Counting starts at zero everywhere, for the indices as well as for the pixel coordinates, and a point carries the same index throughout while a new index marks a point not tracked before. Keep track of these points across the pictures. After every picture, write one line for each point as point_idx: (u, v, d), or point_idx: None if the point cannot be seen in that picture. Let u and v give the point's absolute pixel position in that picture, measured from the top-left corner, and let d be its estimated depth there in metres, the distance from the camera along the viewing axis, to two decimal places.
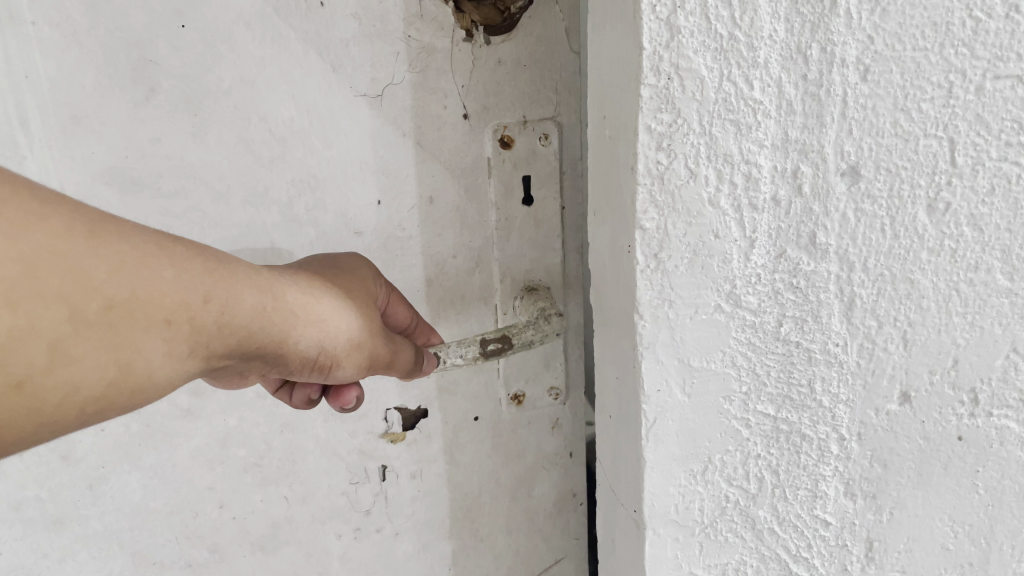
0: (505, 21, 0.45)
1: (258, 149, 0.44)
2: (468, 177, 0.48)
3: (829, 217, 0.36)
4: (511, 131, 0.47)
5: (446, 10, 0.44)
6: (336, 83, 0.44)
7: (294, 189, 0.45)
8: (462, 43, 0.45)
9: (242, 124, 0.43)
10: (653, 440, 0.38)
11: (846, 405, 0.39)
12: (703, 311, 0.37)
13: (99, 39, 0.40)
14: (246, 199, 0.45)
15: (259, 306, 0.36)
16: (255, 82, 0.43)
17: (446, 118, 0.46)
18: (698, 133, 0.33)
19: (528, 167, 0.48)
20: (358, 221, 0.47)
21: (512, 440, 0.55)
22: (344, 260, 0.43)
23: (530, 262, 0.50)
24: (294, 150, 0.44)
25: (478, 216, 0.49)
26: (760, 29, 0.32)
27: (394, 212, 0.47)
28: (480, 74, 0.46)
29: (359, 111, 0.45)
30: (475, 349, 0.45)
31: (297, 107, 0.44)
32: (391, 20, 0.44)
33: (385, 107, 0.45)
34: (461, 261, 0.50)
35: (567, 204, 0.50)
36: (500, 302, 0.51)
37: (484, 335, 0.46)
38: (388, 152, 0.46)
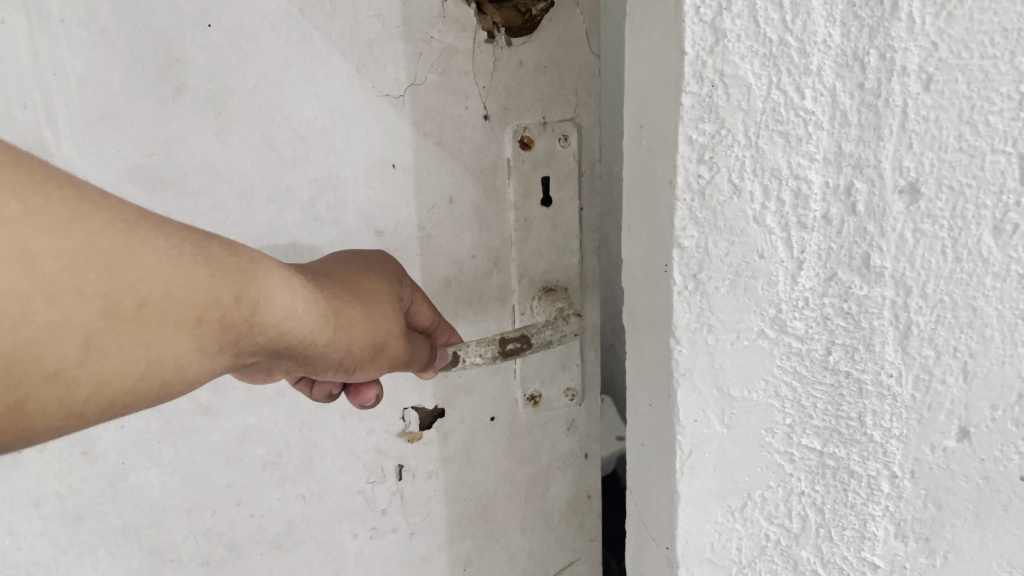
0: (526, 24, 0.46)
1: (281, 148, 0.44)
2: (487, 178, 0.48)
3: (886, 237, 0.34)
4: (531, 133, 0.48)
5: (469, 12, 0.45)
6: (359, 82, 0.44)
7: (316, 186, 0.45)
8: (484, 45, 0.45)
9: (266, 123, 0.43)
10: (688, 474, 0.37)
11: (898, 441, 0.38)
12: (745, 337, 0.35)
13: (127, 38, 0.40)
14: (269, 197, 0.45)
15: (289, 306, 0.36)
16: (280, 81, 0.43)
17: (467, 120, 0.47)
18: (743, 145, 0.32)
19: (547, 168, 0.49)
20: (378, 221, 0.47)
21: (528, 440, 0.55)
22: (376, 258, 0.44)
23: (549, 263, 0.51)
24: (317, 149, 0.45)
25: (497, 217, 0.49)
26: (814, 34, 0.31)
27: (415, 212, 0.48)
28: (501, 75, 0.46)
29: (382, 111, 0.45)
30: (494, 349, 0.45)
31: (320, 106, 0.44)
32: (414, 22, 0.44)
33: (407, 108, 0.45)
34: (479, 261, 0.50)
35: (586, 204, 0.50)
36: (518, 302, 0.51)
37: (503, 334, 0.46)
38: (410, 152, 0.46)
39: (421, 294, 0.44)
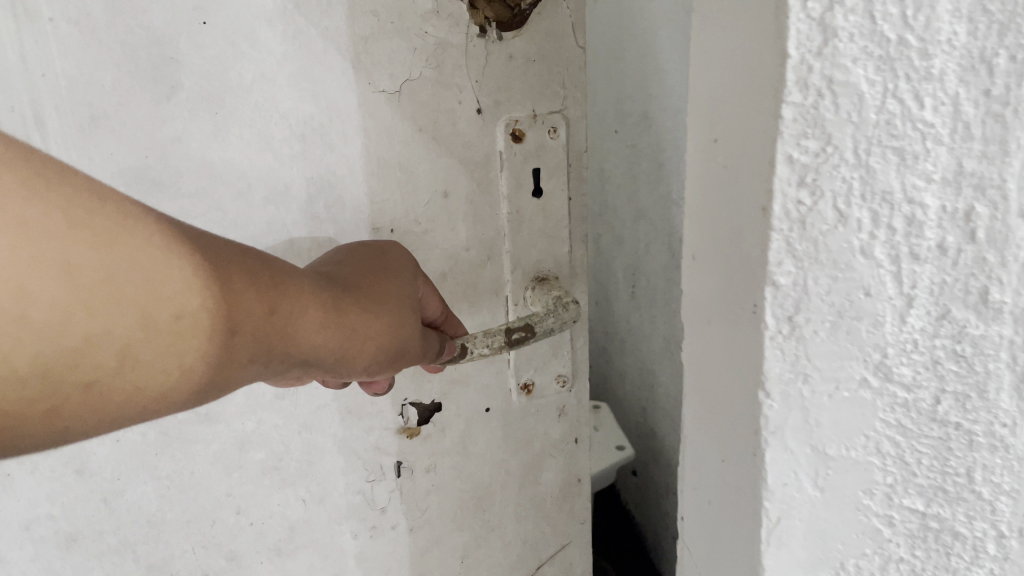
0: (515, 18, 0.46)
1: (278, 147, 0.44)
2: (480, 171, 0.49)
3: (1007, 267, 0.26)
4: (522, 125, 0.49)
5: (461, 7, 0.45)
6: (356, 78, 0.44)
7: (314, 184, 0.45)
8: (476, 39, 0.46)
9: (264, 121, 0.43)
10: (775, 544, 0.30)
11: (1010, 497, 0.29)
12: (844, 388, 0.27)
13: (119, 37, 0.39)
14: (267, 197, 0.45)
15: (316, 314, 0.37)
16: (277, 79, 0.42)
17: (460, 114, 0.47)
18: (852, 164, 0.24)
19: (538, 160, 0.50)
20: (376, 217, 0.47)
21: (521, 429, 0.56)
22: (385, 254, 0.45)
23: (541, 253, 0.52)
24: (314, 147, 0.44)
25: (490, 209, 0.50)
26: (938, 32, 0.23)
27: (411, 207, 0.48)
28: (492, 69, 0.47)
29: (378, 107, 0.45)
30: (500, 339, 0.46)
31: (316, 103, 0.44)
32: (408, 17, 0.44)
33: (402, 103, 0.45)
34: (474, 254, 0.50)
35: (575, 195, 0.52)
36: (512, 292, 0.52)
37: (508, 324, 0.47)
38: (405, 147, 0.47)
39: (430, 290, 0.45)
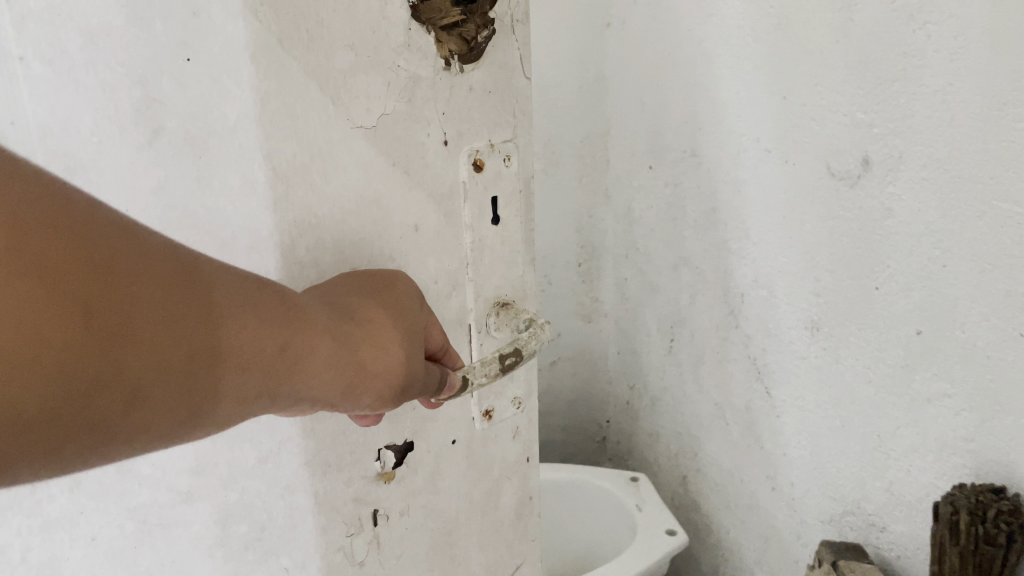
0: (471, 51, 0.48)
1: (262, 190, 0.43)
2: (446, 204, 0.50)
3: None
4: (481, 155, 0.50)
5: (428, 40, 0.47)
6: (335, 114, 0.44)
7: (296, 227, 0.44)
8: (441, 72, 0.48)
9: (248, 163, 0.42)
10: None
11: None
12: None
13: (99, 76, 0.38)
14: (251, 244, 0.43)
15: (328, 356, 0.40)
16: (259, 117, 0.42)
17: (428, 146, 0.48)
18: None
19: (495, 189, 0.52)
20: (354, 256, 0.47)
21: (483, 456, 0.56)
22: (400, 281, 0.47)
23: (499, 280, 0.53)
24: (296, 188, 0.44)
25: (454, 239, 0.51)
26: None
27: (385, 243, 0.48)
28: (455, 100, 0.49)
29: (356, 142, 0.45)
30: (496, 367, 0.50)
31: (299, 142, 0.43)
32: (383, 51, 0.45)
33: (379, 138, 0.46)
34: (441, 286, 0.51)
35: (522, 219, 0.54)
36: (475, 318, 0.53)
37: (499, 352, 0.50)
38: (380, 181, 0.47)
39: (441, 326, 0.47)
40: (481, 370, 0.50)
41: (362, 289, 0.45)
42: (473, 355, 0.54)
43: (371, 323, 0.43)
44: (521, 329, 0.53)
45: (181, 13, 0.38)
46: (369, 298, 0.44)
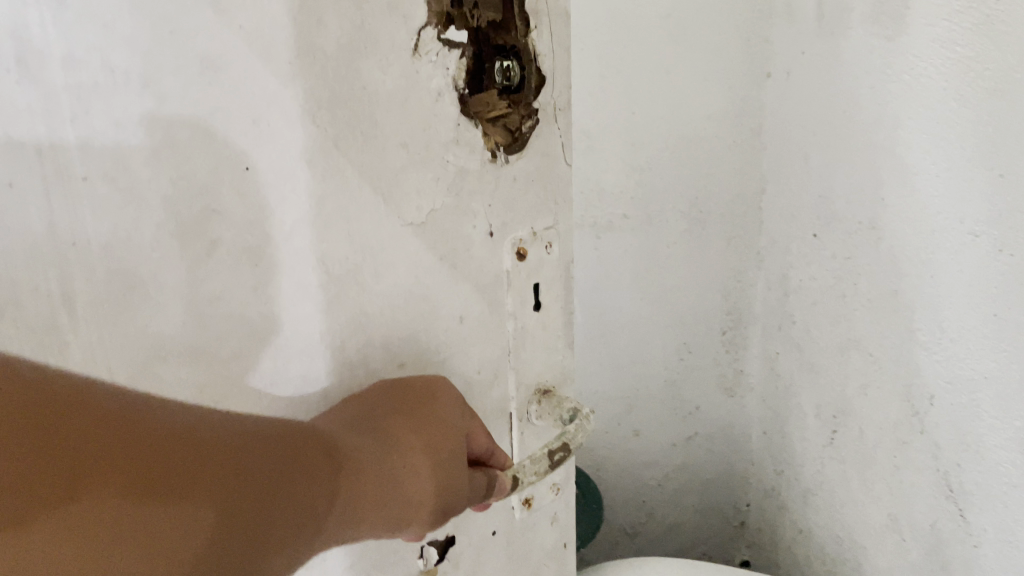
0: (515, 140, 0.53)
1: (317, 293, 0.46)
2: (490, 293, 0.54)
3: None
4: (524, 243, 0.55)
5: (477, 133, 0.51)
6: (387, 212, 0.47)
7: (353, 324, 0.48)
8: (487, 163, 0.51)
9: (303, 269, 0.45)
10: None
11: None
12: None
13: (161, 191, 0.39)
14: (303, 348, 0.46)
15: (377, 491, 0.45)
16: (315, 220, 0.45)
17: (474, 237, 0.52)
18: None
19: (536, 276, 0.56)
20: (402, 353, 0.50)
21: (522, 546, 0.56)
22: (436, 395, 0.49)
23: (536, 368, 0.58)
24: (349, 289, 0.47)
25: (497, 326, 0.55)
26: None
27: (433, 337, 0.51)
28: (501, 192, 0.52)
29: (406, 240, 0.49)
30: (546, 464, 0.54)
31: (353, 245, 0.46)
32: (433, 148, 0.49)
33: (427, 233, 0.49)
34: (484, 374, 0.55)
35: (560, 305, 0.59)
36: (516, 404, 0.57)
37: (548, 447, 0.54)
38: (428, 276, 0.50)
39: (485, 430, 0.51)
40: (530, 466, 0.54)
41: (396, 412, 0.47)
42: (515, 438, 0.58)
43: (402, 451, 0.47)
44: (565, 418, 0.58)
45: (244, 122, 0.41)
46: (402, 424, 0.47)
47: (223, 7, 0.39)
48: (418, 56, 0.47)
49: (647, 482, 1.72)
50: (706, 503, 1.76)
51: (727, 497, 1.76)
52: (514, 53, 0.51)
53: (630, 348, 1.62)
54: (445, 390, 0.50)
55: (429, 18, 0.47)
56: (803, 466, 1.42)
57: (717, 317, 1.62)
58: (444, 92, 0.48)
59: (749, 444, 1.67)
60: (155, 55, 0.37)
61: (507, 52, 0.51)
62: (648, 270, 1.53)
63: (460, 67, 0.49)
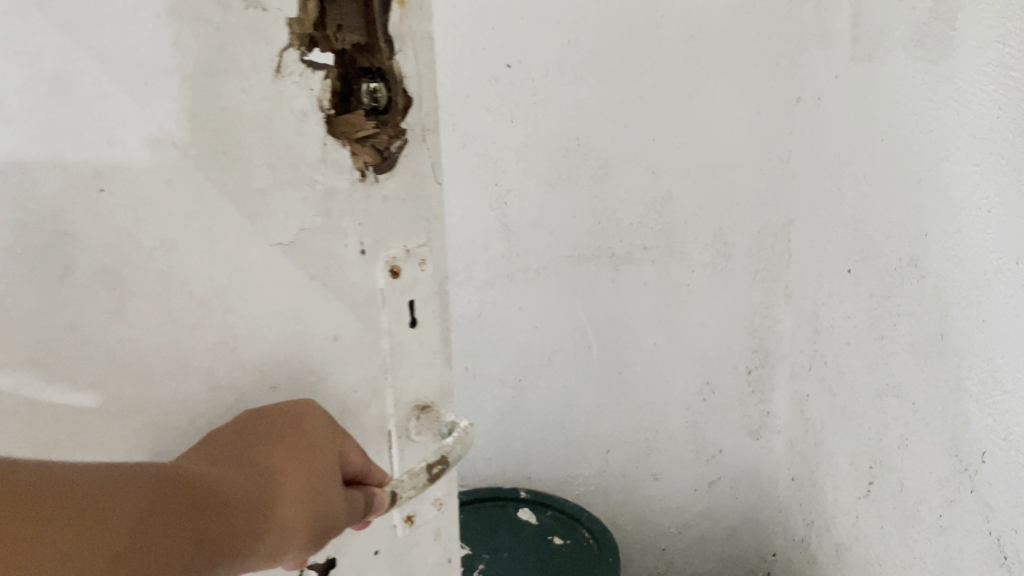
0: (384, 160, 0.59)
1: (179, 316, 0.48)
2: (365, 310, 0.59)
3: None
4: (398, 262, 0.61)
5: (345, 154, 0.56)
6: (253, 232, 0.51)
7: (220, 343, 0.50)
8: (357, 182, 0.57)
9: (165, 289, 0.47)
10: None
11: None
12: None
13: (10, 216, 0.40)
14: (167, 371, 0.48)
15: (263, 497, 0.47)
16: (177, 243, 0.47)
17: (346, 255, 0.57)
18: None
19: (412, 294, 0.63)
20: (271, 375, 0.54)
21: (405, 561, 0.61)
22: (299, 418, 0.52)
23: (414, 387, 0.65)
24: (214, 311, 0.50)
25: (373, 344, 0.61)
26: None
27: (308, 354, 0.56)
28: (372, 210, 0.59)
29: (274, 259, 0.52)
30: (423, 478, 0.58)
31: (217, 266, 0.49)
32: (301, 170, 0.53)
33: (295, 252, 0.54)
34: (360, 393, 0.61)
35: (438, 321, 0.67)
36: (395, 423, 0.64)
37: (426, 462, 0.59)
38: (297, 296, 0.54)
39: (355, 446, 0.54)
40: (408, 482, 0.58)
41: (256, 434, 0.50)
42: (394, 456, 0.65)
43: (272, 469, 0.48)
44: (443, 432, 0.66)
45: (96, 143, 0.42)
46: (264, 445, 0.49)
47: (71, 27, 0.40)
48: (280, 76, 0.51)
49: (666, 530, 1.88)
50: (727, 552, 1.91)
51: (746, 545, 1.90)
52: (380, 74, 0.58)
53: (654, 388, 1.75)
54: (311, 413, 0.53)
55: (292, 40, 0.51)
56: (835, 519, 1.52)
57: (744, 355, 1.74)
58: (309, 112, 0.53)
59: (775, 490, 1.81)
60: (1, 77, 0.38)
61: (373, 73, 0.57)
62: (659, 315, 1.70)
63: (324, 88, 0.54)
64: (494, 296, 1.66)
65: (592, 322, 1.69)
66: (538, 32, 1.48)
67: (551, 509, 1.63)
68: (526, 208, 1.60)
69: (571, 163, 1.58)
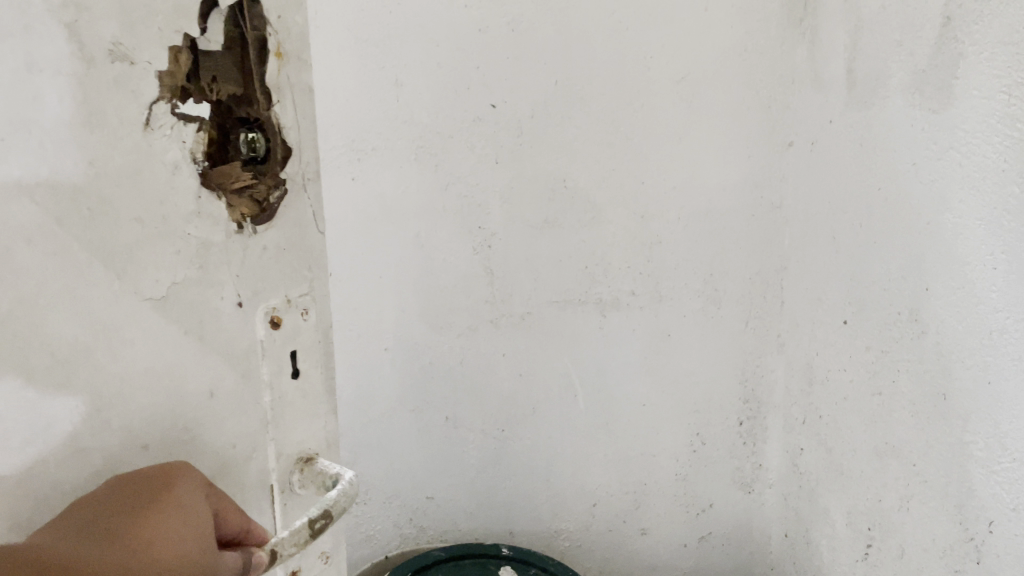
0: (263, 212, 0.58)
1: (40, 381, 0.43)
2: (243, 363, 0.57)
3: None
4: (278, 312, 0.60)
5: (220, 206, 0.54)
6: (120, 289, 0.47)
7: (83, 413, 0.46)
8: (234, 234, 0.55)
9: (25, 351, 0.42)
10: None
11: None
12: None
13: None
14: (26, 440, 0.43)
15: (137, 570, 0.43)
16: (38, 301, 0.42)
17: (223, 308, 0.55)
18: None
19: (294, 344, 0.62)
20: (143, 436, 0.50)
21: None
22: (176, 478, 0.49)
23: (296, 438, 0.63)
24: (79, 372, 0.45)
25: (252, 397, 0.58)
26: None
27: (182, 413, 0.52)
28: (250, 262, 0.57)
29: (145, 315, 0.49)
30: (307, 534, 0.54)
31: (83, 324, 0.45)
32: (173, 224, 0.50)
33: (169, 308, 0.51)
34: (238, 449, 0.58)
35: (320, 370, 0.66)
36: (278, 477, 0.62)
37: (310, 517, 0.55)
38: (172, 352, 0.51)
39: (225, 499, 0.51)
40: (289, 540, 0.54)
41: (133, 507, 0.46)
42: (278, 511, 0.62)
43: (171, 542, 0.45)
44: (327, 484, 0.63)
45: None
46: (152, 520, 0.46)
47: None
48: (150, 129, 0.48)
49: None
50: None
51: None
52: (258, 124, 0.57)
53: (643, 439, 1.69)
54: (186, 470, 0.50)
55: (162, 92, 0.48)
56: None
57: (735, 405, 1.68)
58: (181, 163, 0.50)
59: (769, 546, 1.76)
60: None
61: (251, 124, 0.56)
62: (648, 364, 1.65)
63: (197, 140, 0.52)
64: (476, 342, 1.61)
65: (578, 370, 1.64)
66: (525, 73, 1.46)
67: (535, 566, 1.56)
68: (510, 252, 1.56)
69: (559, 205, 1.54)
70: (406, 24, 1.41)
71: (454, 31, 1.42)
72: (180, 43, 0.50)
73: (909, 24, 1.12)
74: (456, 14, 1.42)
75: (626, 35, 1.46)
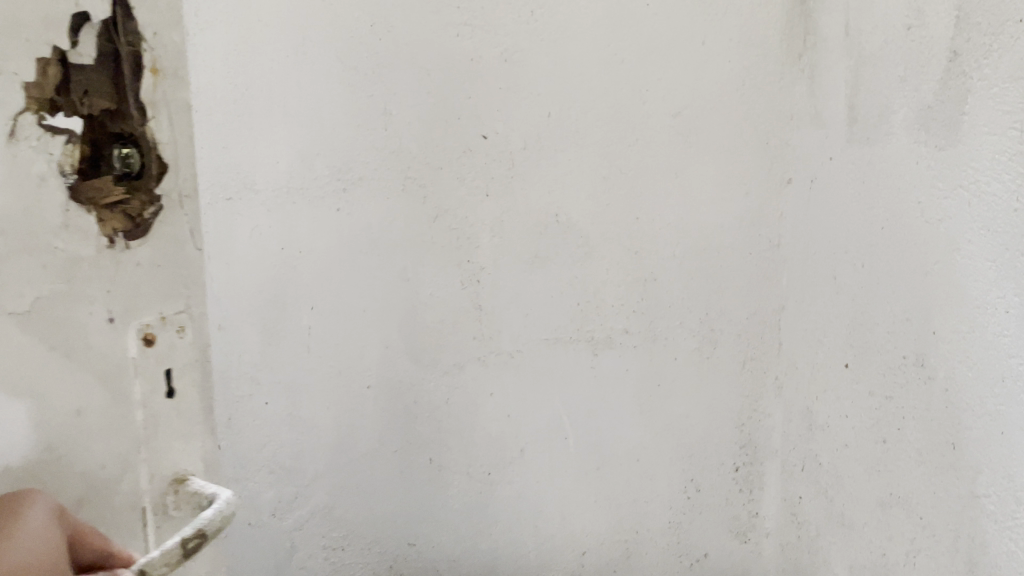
0: (137, 227, 0.59)
1: None
2: (115, 378, 0.58)
3: None
4: (152, 329, 0.61)
5: (90, 219, 0.55)
6: None
7: None
8: (105, 248, 0.56)
9: None
10: None
11: None
12: None
13: None
14: None
15: None
16: None
17: (91, 323, 0.55)
18: None
19: (168, 361, 0.63)
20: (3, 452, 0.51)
21: None
22: (30, 501, 0.50)
23: (171, 458, 0.64)
24: None
25: (124, 412, 0.59)
26: None
27: (47, 429, 0.53)
28: (122, 278, 0.58)
29: (6, 329, 0.50)
30: (178, 553, 0.55)
31: None
32: (38, 236, 0.52)
33: (32, 322, 0.52)
34: (110, 468, 0.58)
35: (196, 390, 0.66)
36: (150, 499, 0.62)
37: (182, 537, 0.56)
38: (34, 365, 0.52)
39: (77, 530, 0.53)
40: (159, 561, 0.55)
41: None
42: (151, 534, 0.62)
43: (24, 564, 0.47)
44: (202, 504, 0.63)
45: None
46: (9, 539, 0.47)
47: None
48: (15, 140, 0.50)
49: None
50: None
51: None
52: (132, 140, 0.59)
53: (636, 485, 1.62)
54: (38, 492, 0.51)
55: (28, 103, 0.50)
56: None
57: (730, 450, 1.62)
58: (49, 176, 0.52)
59: None
60: None
61: (124, 139, 0.58)
62: (643, 407, 1.58)
63: (66, 154, 0.54)
64: (464, 381, 1.54)
65: (568, 412, 1.57)
66: (518, 103, 1.42)
67: None
68: (501, 287, 1.50)
69: (552, 238, 1.49)
70: (397, 52, 1.37)
71: (445, 59, 1.39)
72: (49, 56, 0.52)
73: (916, 58, 1.08)
74: (449, 43, 1.38)
75: (623, 67, 1.42)
